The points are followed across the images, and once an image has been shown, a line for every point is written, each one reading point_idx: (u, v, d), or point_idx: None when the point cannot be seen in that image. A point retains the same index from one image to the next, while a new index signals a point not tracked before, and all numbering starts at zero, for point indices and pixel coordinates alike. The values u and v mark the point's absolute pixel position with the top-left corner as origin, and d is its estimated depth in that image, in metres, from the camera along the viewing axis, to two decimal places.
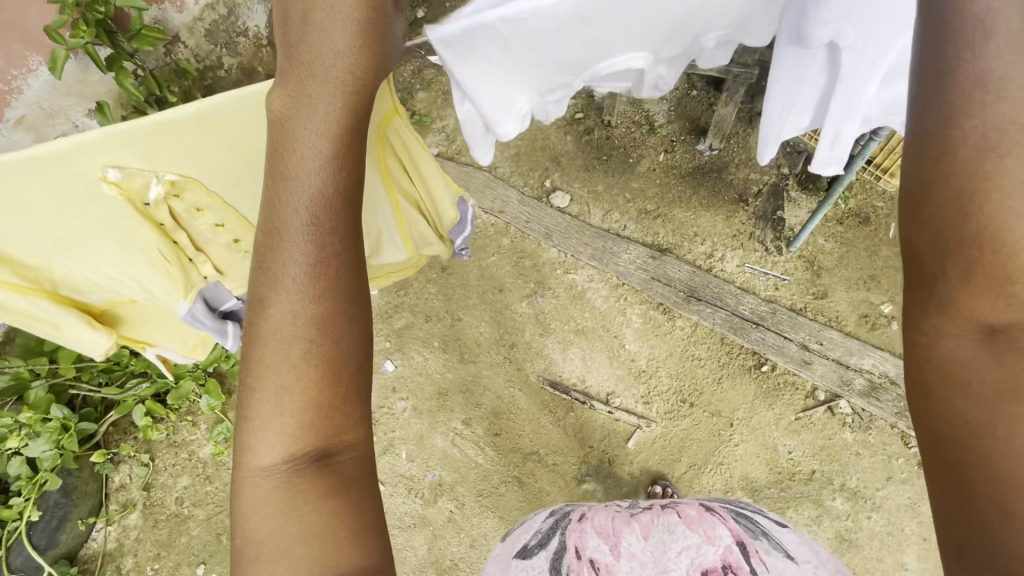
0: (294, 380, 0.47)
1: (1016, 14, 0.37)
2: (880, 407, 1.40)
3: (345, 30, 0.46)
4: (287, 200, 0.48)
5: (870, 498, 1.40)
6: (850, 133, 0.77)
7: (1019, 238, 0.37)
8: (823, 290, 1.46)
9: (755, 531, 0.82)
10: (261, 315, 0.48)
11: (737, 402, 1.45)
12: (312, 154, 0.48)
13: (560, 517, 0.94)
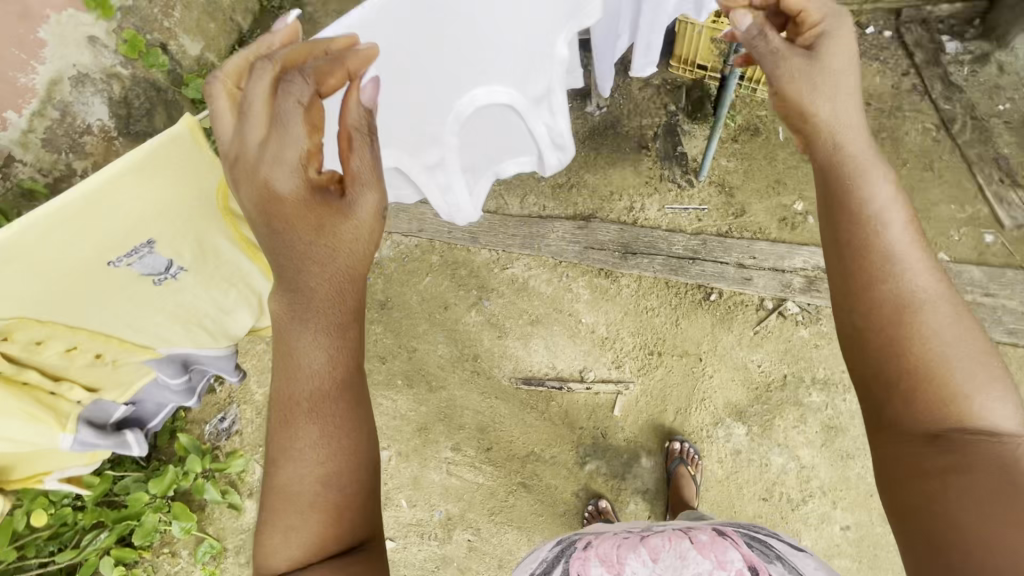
0: (302, 522, 0.52)
1: (887, 189, 0.55)
2: (823, 296, 1.42)
3: (323, 242, 0.53)
4: (285, 381, 0.54)
5: (840, 382, 1.38)
6: (658, 40, 0.91)
7: (937, 365, 0.48)
8: (741, 207, 1.54)
9: (769, 556, 0.68)
10: (274, 478, 0.54)
11: (699, 336, 1.45)
12: (304, 340, 0.54)
13: (566, 546, 0.79)
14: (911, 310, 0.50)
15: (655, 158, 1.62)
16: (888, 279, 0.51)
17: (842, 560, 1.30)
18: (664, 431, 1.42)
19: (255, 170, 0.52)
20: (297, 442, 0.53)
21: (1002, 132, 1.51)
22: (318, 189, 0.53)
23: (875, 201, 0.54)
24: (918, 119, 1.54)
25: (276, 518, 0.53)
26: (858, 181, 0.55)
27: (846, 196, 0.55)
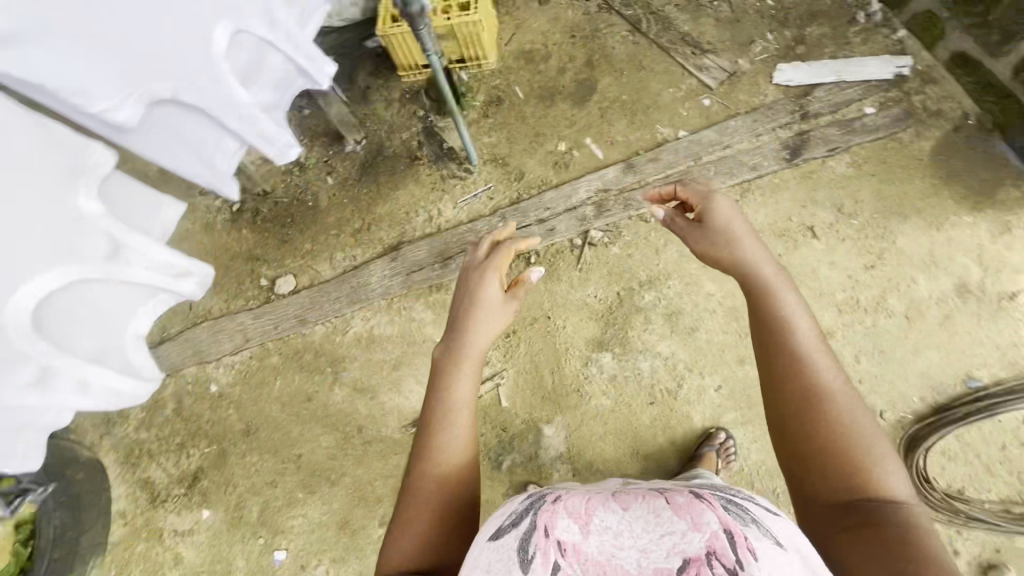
0: (434, 513, 0.66)
1: (804, 305, 0.75)
2: (614, 213, 1.54)
3: (496, 327, 0.84)
4: (446, 400, 0.74)
5: (661, 272, 1.47)
6: (266, 127, 1.10)
7: (847, 449, 0.62)
8: (518, 171, 1.67)
9: (747, 518, 0.57)
10: (424, 468, 0.69)
11: (538, 297, 1.50)
12: (468, 380, 0.76)
13: (537, 499, 0.64)
14: (818, 399, 0.66)
15: (429, 161, 1.75)
16: (800, 371, 0.68)
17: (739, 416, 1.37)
18: (548, 398, 1.43)
19: (479, 267, 0.91)
20: (443, 469, 0.69)
21: (677, 15, 1.74)
22: (509, 294, 0.89)
23: (788, 307, 0.75)
24: (613, 35, 1.77)
25: (411, 520, 0.66)
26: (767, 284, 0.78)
27: (764, 294, 0.77)
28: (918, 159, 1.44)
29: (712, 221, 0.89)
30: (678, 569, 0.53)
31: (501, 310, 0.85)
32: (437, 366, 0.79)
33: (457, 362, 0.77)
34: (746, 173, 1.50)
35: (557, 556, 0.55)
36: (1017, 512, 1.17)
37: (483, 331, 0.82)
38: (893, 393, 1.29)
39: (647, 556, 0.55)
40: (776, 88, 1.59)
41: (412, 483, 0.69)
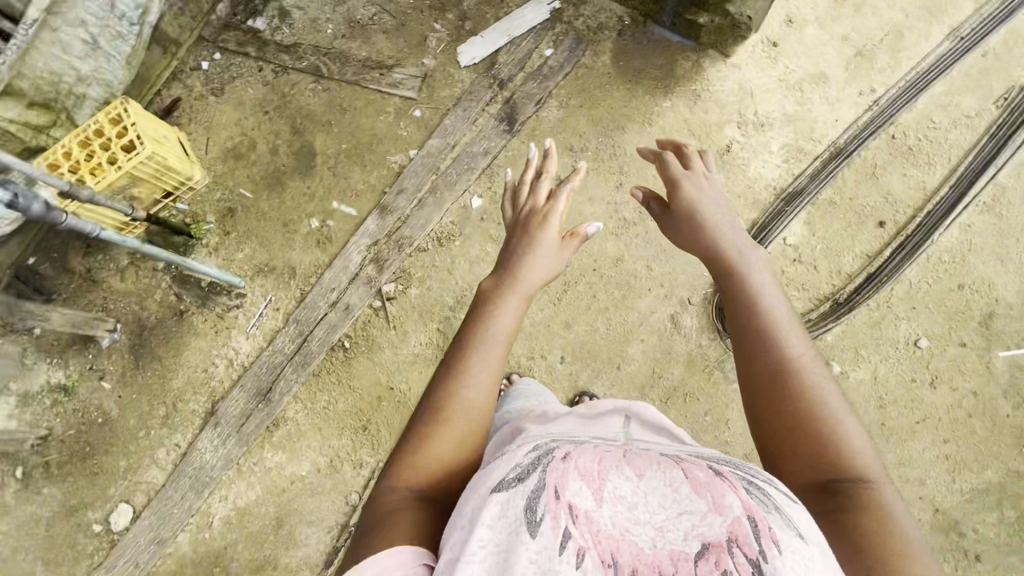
0: (456, 435, 0.74)
1: (771, 286, 0.80)
2: (393, 260, 1.50)
3: (544, 272, 0.92)
4: (486, 339, 0.81)
5: (463, 288, 1.49)
6: None
7: (825, 427, 0.65)
8: (288, 269, 1.58)
9: (768, 504, 0.52)
10: (454, 394, 0.76)
11: (372, 376, 1.47)
12: (508, 320, 0.84)
13: (545, 455, 0.62)
14: (792, 370, 0.70)
15: (198, 307, 1.60)
16: (775, 348, 0.72)
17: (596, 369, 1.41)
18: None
19: (523, 201, 1.02)
20: (462, 422, 0.75)
21: (349, 45, 1.71)
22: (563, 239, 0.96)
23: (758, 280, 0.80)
24: (302, 91, 1.70)
25: (429, 459, 0.71)
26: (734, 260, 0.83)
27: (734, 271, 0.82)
28: (607, 73, 1.56)
29: (681, 202, 0.92)
30: (694, 552, 0.50)
31: (553, 253, 0.93)
32: (476, 316, 0.85)
33: (501, 304, 0.85)
34: (482, 160, 1.53)
35: (569, 520, 0.52)
36: (817, 317, 1.34)
37: (536, 267, 0.91)
38: (690, 279, 1.40)
39: (662, 536, 0.52)
40: (467, 70, 1.62)
41: (439, 408, 0.75)
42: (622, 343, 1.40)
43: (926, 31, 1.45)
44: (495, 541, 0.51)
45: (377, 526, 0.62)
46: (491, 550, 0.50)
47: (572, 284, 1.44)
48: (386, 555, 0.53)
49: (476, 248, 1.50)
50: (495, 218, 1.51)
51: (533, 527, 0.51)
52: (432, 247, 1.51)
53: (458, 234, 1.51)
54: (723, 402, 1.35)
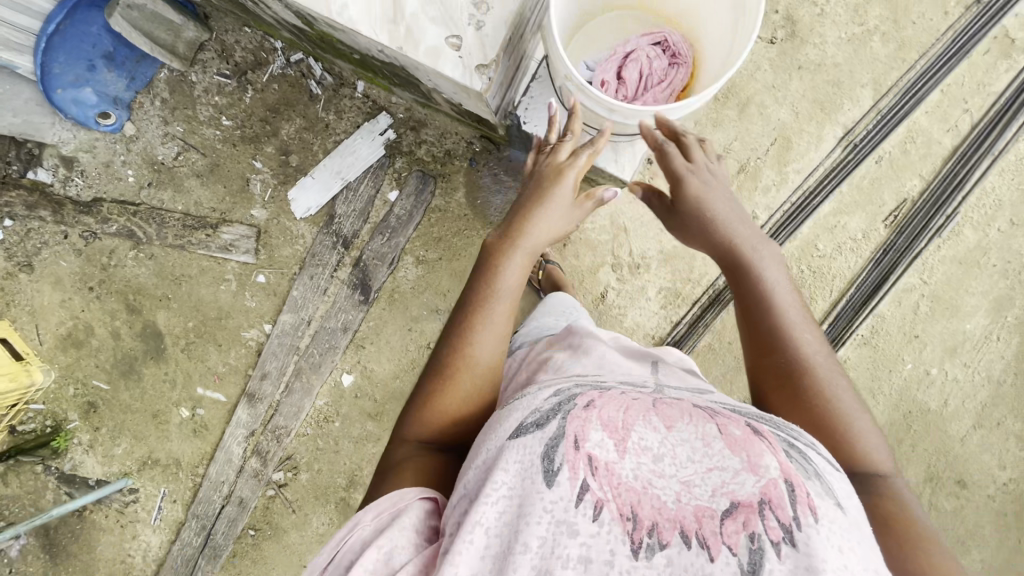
0: (465, 394, 0.73)
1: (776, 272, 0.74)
2: (274, 450, 1.46)
3: (560, 223, 0.81)
4: (494, 293, 0.76)
5: (354, 467, 1.46)
6: None
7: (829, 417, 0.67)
8: (173, 461, 1.52)
9: (808, 470, 0.51)
10: (461, 355, 0.74)
11: (283, 558, 1.51)
12: (515, 273, 0.77)
13: (565, 401, 0.60)
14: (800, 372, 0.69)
15: (95, 505, 1.56)
16: (787, 351, 0.70)
17: None
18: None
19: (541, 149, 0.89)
20: (462, 376, 0.73)
21: (160, 196, 1.42)
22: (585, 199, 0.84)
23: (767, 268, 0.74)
24: (123, 260, 1.45)
25: (436, 411, 0.73)
26: (745, 254, 0.75)
27: (742, 266, 0.74)
28: (464, 215, 1.34)
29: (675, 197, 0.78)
30: (721, 510, 0.48)
31: (566, 211, 0.81)
32: (489, 252, 0.79)
33: (507, 261, 0.77)
34: (343, 338, 1.39)
35: (588, 473, 0.52)
36: None
37: (546, 221, 0.80)
38: None
39: (688, 491, 0.50)
40: (305, 222, 1.38)
41: (442, 368, 0.74)
42: None
43: (817, 135, 1.24)
44: (511, 487, 0.54)
45: (388, 477, 0.70)
46: (505, 496, 0.54)
47: None
48: (386, 498, 0.62)
49: (358, 427, 1.44)
50: (370, 395, 1.43)
51: (550, 476, 0.52)
52: (313, 431, 1.45)
53: (336, 415, 1.44)
54: None
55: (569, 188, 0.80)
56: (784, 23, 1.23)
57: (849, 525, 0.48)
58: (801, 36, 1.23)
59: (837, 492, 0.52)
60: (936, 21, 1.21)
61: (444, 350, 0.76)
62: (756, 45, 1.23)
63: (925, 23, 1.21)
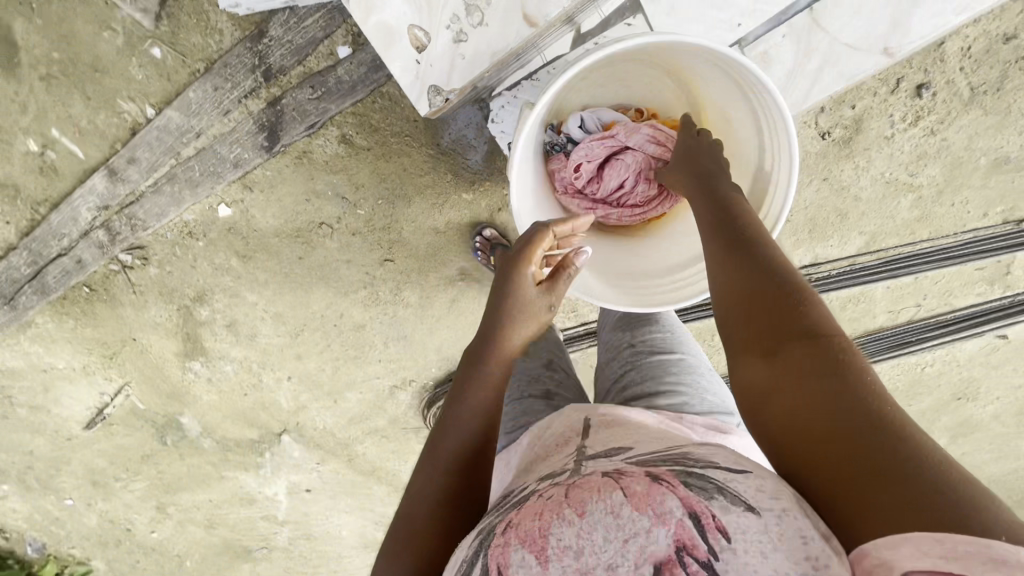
0: (438, 531, 0.63)
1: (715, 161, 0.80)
2: (125, 234, 1.35)
3: (528, 314, 0.75)
4: (458, 410, 0.70)
5: (210, 287, 1.41)
6: None
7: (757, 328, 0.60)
8: (10, 185, 1.33)
9: (710, 489, 0.49)
10: (426, 496, 0.65)
11: (112, 324, 1.49)
12: (480, 385, 0.72)
13: (486, 533, 0.53)
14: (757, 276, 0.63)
15: None
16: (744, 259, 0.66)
17: (308, 398, 1.58)
18: (171, 397, 1.61)
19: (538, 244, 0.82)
20: (425, 479, 0.67)
21: None
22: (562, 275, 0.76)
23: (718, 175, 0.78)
24: None
25: (401, 546, 0.63)
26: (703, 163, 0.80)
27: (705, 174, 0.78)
28: (412, 122, 1.17)
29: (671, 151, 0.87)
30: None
31: (547, 298, 0.76)
32: (471, 355, 0.74)
33: (477, 371, 0.72)
34: (230, 173, 1.24)
35: None
36: None
37: (521, 312, 0.75)
38: (419, 366, 1.50)
39: (615, 575, 0.45)
40: (226, 19, 1.11)
41: (410, 509, 0.65)
42: (344, 387, 1.55)
43: (787, 250, 1.15)
44: None
45: None
46: None
47: (309, 327, 1.45)
48: None
49: (221, 256, 1.36)
50: (243, 236, 1.33)
51: None
52: (174, 235, 1.35)
53: (202, 235, 1.34)
54: (407, 446, 1.66)
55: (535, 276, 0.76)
56: (848, 125, 1.03)
57: (771, 521, 0.46)
58: (852, 149, 1.05)
59: (771, 490, 0.48)
60: (968, 215, 1.10)
61: (404, 503, 0.67)
62: (804, 131, 1.04)
63: (960, 208, 1.09)
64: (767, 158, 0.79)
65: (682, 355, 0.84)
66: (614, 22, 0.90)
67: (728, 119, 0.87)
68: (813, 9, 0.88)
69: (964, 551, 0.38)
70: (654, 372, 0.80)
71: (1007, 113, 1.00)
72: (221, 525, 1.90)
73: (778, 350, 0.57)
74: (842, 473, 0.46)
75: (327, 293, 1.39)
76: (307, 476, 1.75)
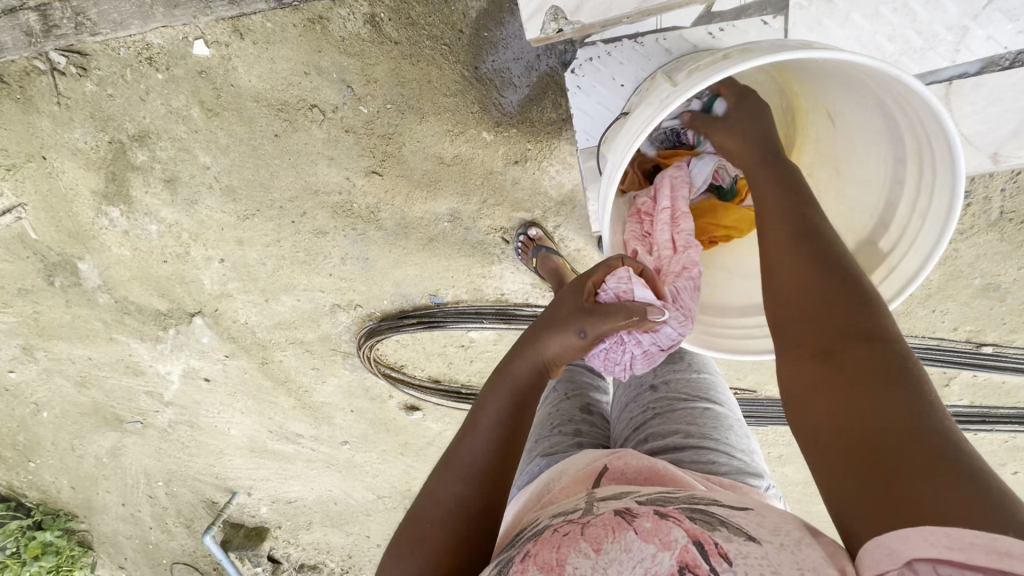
0: (446, 534, 0.56)
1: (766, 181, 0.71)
2: (66, 33, 1.09)
3: (558, 340, 0.67)
4: (468, 435, 0.63)
5: (158, 131, 1.19)
6: None
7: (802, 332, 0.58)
8: None
9: (712, 522, 0.48)
10: (433, 502, 0.59)
11: (19, 131, 1.22)
12: (494, 409, 0.64)
13: (504, 560, 0.49)
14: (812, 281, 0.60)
15: None
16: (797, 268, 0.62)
17: (236, 287, 1.42)
18: (72, 237, 1.38)
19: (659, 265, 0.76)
20: (442, 487, 0.59)
21: None
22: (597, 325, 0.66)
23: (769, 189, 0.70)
24: None
25: (406, 554, 0.56)
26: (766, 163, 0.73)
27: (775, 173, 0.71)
28: (456, 32, 1.01)
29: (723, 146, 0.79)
30: None
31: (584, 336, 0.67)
32: (501, 370, 0.68)
33: (495, 394, 0.65)
34: (222, 8, 1.03)
35: None
36: (429, 382, 1.57)
37: (556, 343, 0.67)
38: (370, 293, 1.38)
39: None
40: None
41: (422, 512, 0.59)
42: (280, 289, 1.40)
43: None
44: None
45: None
46: None
47: (262, 214, 1.28)
48: None
49: (181, 100, 1.15)
50: (215, 86, 1.12)
51: None
52: (130, 55, 1.11)
53: (164, 68, 1.11)
54: (330, 368, 1.56)
55: (567, 314, 0.68)
56: None
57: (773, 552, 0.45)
58: None
59: (767, 532, 0.47)
60: (941, 324, 1.15)
61: (412, 510, 0.60)
62: None
63: (935, 317, 1.14)
64: (886, 235, 0.73)
65: (708, 403, 0.74)
66: (752, 13, 0.79)
67: (837, 188, 0.80)
68: (951, 82, 0.83)
69: (995, 549, 0.35)
70: (673, 423, 0.70)
71: (1020, 246, 1.02)
72: (97, 387, 1.71)
73: (830, 353, 0.54)
74: (890, 457, 0.43)
75: (295, 184, 1.22)
76: (210, 365, 1.60)
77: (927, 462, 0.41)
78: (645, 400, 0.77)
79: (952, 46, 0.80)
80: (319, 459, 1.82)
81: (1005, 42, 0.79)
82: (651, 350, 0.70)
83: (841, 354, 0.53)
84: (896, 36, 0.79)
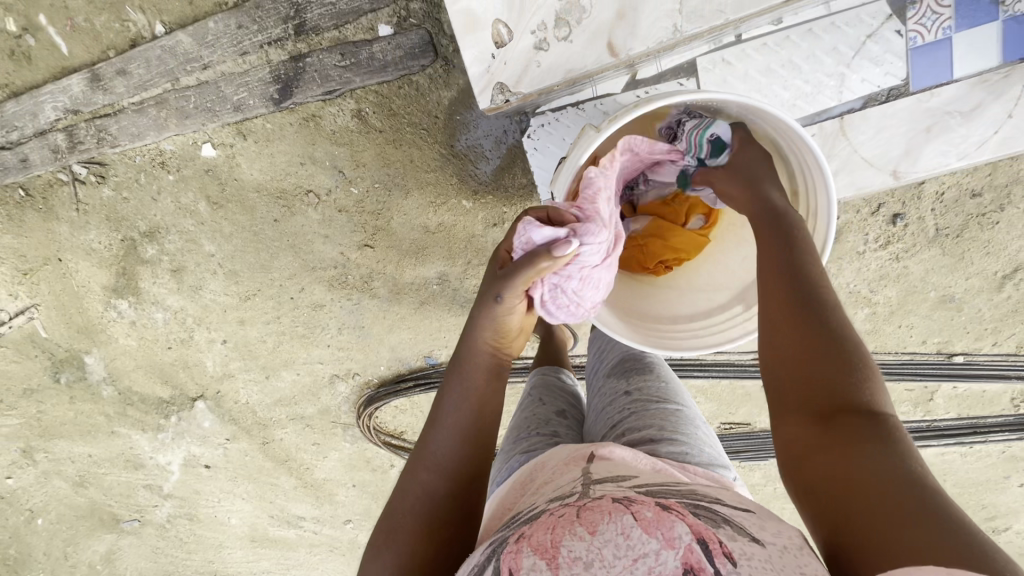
0: (420, 522, 0.62)
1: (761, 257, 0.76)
2: (88, 147, 1.24)
3: (483, 319, 0.71)
4: (430, 432, 0.69)
5: (168, 227, 1.31)
6: None
7: (799, 385, 0.62)
8: None
9: (717, 520, 0.49)
10: (404, 495, 0.65)
11: (39, 237, 1.33)
12: (449, 402, 0.70)
13: (499, 541, 0.52)
14: (804, 340, 0.63)
15: None
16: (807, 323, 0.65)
17: (238, 368, 1.47)
18: (81, 332, 1.45)
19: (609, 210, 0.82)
20: (413, 482, 0.65)
21: None
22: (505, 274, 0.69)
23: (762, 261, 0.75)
24: None
25: (383, 545, 0.61)
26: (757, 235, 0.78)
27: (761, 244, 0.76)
28: (432, 117, 1.16)
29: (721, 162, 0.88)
30: None
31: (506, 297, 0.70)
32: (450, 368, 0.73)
33: (450, 391, 0.71)
34: (228, 115, 1.18)
35: None
36: None
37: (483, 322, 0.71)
38: (367, 361, 1.43)
39: None
40: None
41: (394, 504, 0.65)
42: (280, 365, 1.45)
43: None
44: None
45: None
46: None
47: (263, 293, 1.36)
48: None
49: (188, 197, 1.27)
50: (221, 182, 1.25)
51: None
52: (144, 161, 1.25)
53: (174, 170, 1.25)
54: (330, 441, 1.57)
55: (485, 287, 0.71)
56: None
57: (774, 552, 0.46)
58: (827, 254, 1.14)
59: (769, 531, 0.49)
60: (910, 339, 1.21)
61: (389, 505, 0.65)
62: None
63: (903, 332, 1.20)
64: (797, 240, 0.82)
65: (677, 405, 0.79)
66: (668, 78, 0.95)
67: None
68: (843, 118, 0.96)
69: None
70: (648, 418, 0.75)
71: (961, 258, 1.11)
72: (94, 486, 1.70)
73: (827, 414, 0.57)
74: (876, 510, 0.48)
75: (293, 263, 1.32)
76: (211, 450, 1.61)
77: (912, 518, 0.45)
78: (621, 403, 0.81)
79: (836, 89, 0.94)
80: (322, 543, 1.78)
81: (878, 83, 0.93)
82: (587, 272, 0.73)
83: (837, 414, 0.57)
84: (789, 84, 0.93)
